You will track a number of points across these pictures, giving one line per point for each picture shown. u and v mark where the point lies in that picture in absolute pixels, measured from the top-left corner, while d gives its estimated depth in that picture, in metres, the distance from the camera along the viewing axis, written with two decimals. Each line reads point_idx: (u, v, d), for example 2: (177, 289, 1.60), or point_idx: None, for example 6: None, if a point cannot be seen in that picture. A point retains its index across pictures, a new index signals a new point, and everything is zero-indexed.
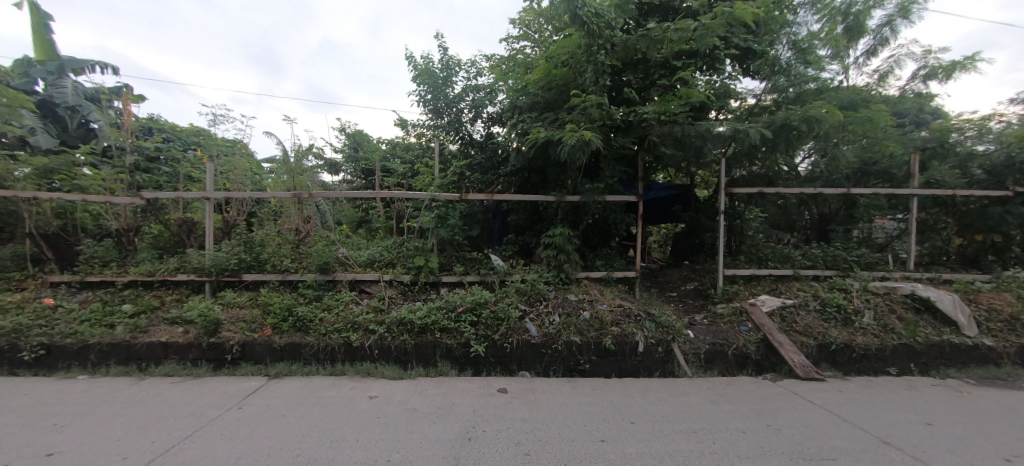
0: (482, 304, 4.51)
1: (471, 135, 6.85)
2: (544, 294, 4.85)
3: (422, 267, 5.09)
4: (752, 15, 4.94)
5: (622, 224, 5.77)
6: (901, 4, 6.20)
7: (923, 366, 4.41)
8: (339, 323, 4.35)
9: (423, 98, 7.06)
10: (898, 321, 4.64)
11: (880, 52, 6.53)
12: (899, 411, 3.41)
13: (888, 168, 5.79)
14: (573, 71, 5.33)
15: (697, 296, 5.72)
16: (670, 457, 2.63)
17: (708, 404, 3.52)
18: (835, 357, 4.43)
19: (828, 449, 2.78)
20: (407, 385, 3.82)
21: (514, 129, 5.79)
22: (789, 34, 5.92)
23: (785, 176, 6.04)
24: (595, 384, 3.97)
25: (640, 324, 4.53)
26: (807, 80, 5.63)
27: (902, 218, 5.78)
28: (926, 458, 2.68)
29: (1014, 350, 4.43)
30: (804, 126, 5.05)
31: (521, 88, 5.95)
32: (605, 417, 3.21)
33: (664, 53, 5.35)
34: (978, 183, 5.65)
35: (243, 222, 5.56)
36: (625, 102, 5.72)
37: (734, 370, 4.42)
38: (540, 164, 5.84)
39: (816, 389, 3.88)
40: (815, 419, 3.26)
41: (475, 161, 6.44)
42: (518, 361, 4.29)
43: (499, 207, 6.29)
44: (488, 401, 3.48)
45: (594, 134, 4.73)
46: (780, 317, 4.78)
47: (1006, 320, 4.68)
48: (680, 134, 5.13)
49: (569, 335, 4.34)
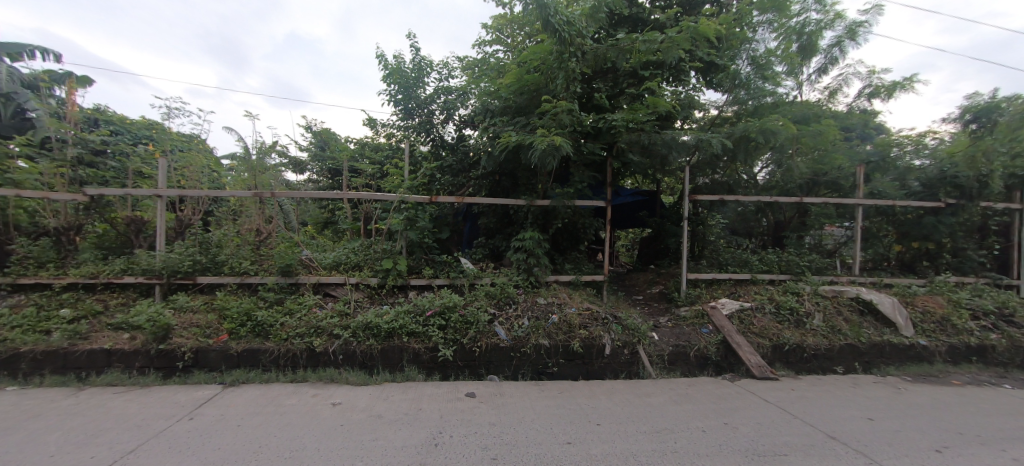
0: (451, 308, 4.46)
1: (442, 137, 6.80)
2: (514, 297, 4.87)
3: (390, 271, 5.01)
4: (715, 30, 5.15)
5: (591, 228, 5.85)
6: (848, 27, 6.65)
7: (867, 365, 4.72)
8: (301, 328, 4.19)
9: (393, 98, 6.94)
10: (844, 322, 4.94)
11: (830, 70, 6.96)
12: (845, 408, 3.62)
13: (837, 179, 6.17)
14: (545, 76, 5.39)
15: (662, 299, 5.90)
16: (634, 457, 2.69)
17: (671, 405, 3.62)
18: (788, 357, 4.66)
19: (780, 445, 2.92)
20: (372, 391, 3.74)
21: (486, 133, 5.80)
22: (749, 49, 6.21)
23: (745, 184, 6.30)
24: (562, 387, 4.02)
25: (607, 327, 4.62)
26: (765, 94, 5.95)
27: (849, 225, 6.16)
28: (867, 451, 2.86)
29: (944, 349, 4.81)
30: (761, 138, 5.33)
31: (493, 91, 5.97)
32: (571, 419, 3.25)
33: (633, 63, 5.50)
34: (914, 195, 6.12)
35: (199, 222, 5.29)
36: (595, 108, 5.81)
37: (696, 371, 4.58)
38: (511, 168, 5.86)
39: (771, 388, 4.07)
40: (769, 417, 3.41)
41: (446, 164, 6.41)
42: (486, 364, 4.28)
43: (470, 209, 6.28)
44: (455, 406, 3.44)
45: (564, 139, 4.80)
46: (738, 320, 4.99)
47: (938, 321, 5.08)
48: (647, 142, 5.29)
49: (538, 338, 4.37)
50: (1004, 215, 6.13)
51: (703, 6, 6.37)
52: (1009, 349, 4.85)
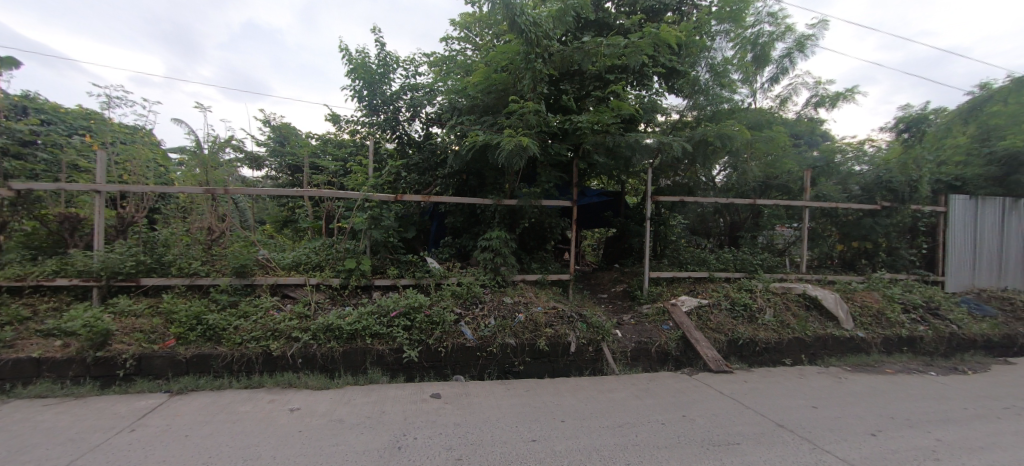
0: (416, 308, 4.39)
1: (409, 134, 6.70)
2: (480, 297, 4.85)
3: (353, 271, 4.87)
4: (676, 37, 5.34)
5: (557, 228, 5.92)
6: (797, 40, 7.06)
7: (812, 357, 5.03)
8: (257, 331, 4.00)
9: (358, 94, 6.74)
10: (792, 317, 5.25)
11: (781, 80, 7.36)
12: (791, 397, 3.85)
13: (787, 182, 6.53)
14: (512, 76, 5.40)
15: (625, 297, 6.05)
16: (596, 452, 2.75)
17: (632, 399, 3.72)
18: (742, 351, 4.90)
19: (733, 434, 3.06)
20: (333, 395, 3.63)
21: (453, 131, 5.76)
22: (708, 57, 6.45)
23: (704, 186, 6.55)
24: (528, 385, 4.05)
25: (572, 325, 4.69)
26: (722, 100, 6.24)
27: (797, 226, 6.54)
28: (811, 437, 3.05)
29: (880, 340, 5.20)
30: (718, 142, 5.58)
31: (460, 89, 5.94)
32: (535, 417, 3.28)
33: (598, 66, 5.61)
34: (855, 198, 6.57)
35: (143, 220, 4.95)
36: (562, 110, 5.89)
37: (656, 366, 4.73)
38: (478, 167, 5.85)
39: (725, 381, 4.27)
40: (723, 408, 3.58)
41: (412, 162, 6.32)
42: (452, 365, 4.24)
43: (437, 209, 6.22)
44: (419, 407, 3.39)
45: (531, 140, 4.84)
46: (696, 316, 5.19)
47: (874, 315, 5.48)
48: (612, 144, 5.41)
49: (504, 337, 4.38)
50: (931, 216, 6.69)
51: (666, 12, 6.57)
52: (934, 340, 5.31)
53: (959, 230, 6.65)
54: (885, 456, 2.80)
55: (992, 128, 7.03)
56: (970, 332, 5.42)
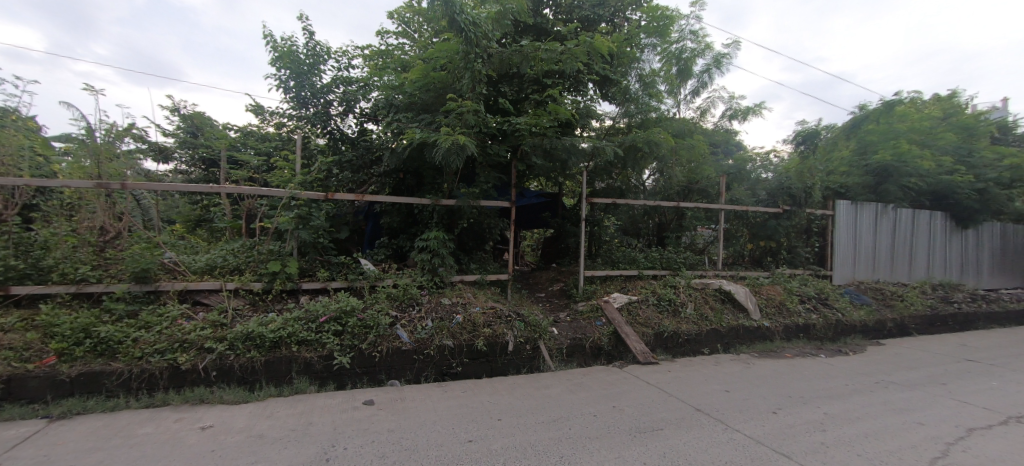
0: (348, 312, 4.18)
1: (342, 130, 6.37)
2: (417, 299, 4.76)
3: (278, 274, 4.54)
4: (608, 47, 5.58)
5: (496, 228, 5.95)
6: (715, 57, 7.71)
7: (727, 346, 5.51)
8: (161, 343, 3.59)
9: (283, 85, 6.27)
10: (710, 310, 5.73)
11: (702, 93, 7.99)
12: (708, 383, 4.20)
13: (705, 187, 7.10)
14: (451, 75, 5.37)
15: (562, 296, 6.24)
16: (532, 447, 2.80)
17: (567, 394, 3.85)
18: (667, 343, 5.24)
19: (657, 421, 3.28)
20: (253, 408, 3.36)
21: (389, 128, 5.59)
22: (638, 68, 6.81)
23: (635, 189, 6.95)
24: (465, 387, 4.03)
25: (510, 324, 4.73)
26: (650, 109, 6.67)
27: (715, 227, 7.11)
28: (723, 418, 3.35)
29: (781, 329, 5.84)
30: (646, 147, 5.96)
31: (397, 85, 5.79)
32: (472, 417, 3.27)
33: (536, 71, 5.73)
34: (762, 202, 7.31)
35: (15, 218, 4.25)
36: (500, 112, 5.97)
37: (590, 361, 4.91)
38: (415, 165, 5.74)
39: (652, 372, 4.55)
40: (650, 397, 3.81)
41: (345, 159, 6.03)
42: (386, 370, 4.09)
43: (372, 209, 6.00)
44: (350, 416, 3.25)
45: (469, 139, 4.82)
46: (627, 312, 5.47)
47: (777, 306, 6.14)
48: (549, 147, 5.54)
49: (441, 339, 4.31)
50: (822, 219, 7.63)
51: (600, 23, 6.81)
52: (824, 326, 6.06)
53: (843, 230, 7.64)
54: (784, 431, 3.15)
55: (868, 143, 8.19)
56: (851, 319, 6.27)
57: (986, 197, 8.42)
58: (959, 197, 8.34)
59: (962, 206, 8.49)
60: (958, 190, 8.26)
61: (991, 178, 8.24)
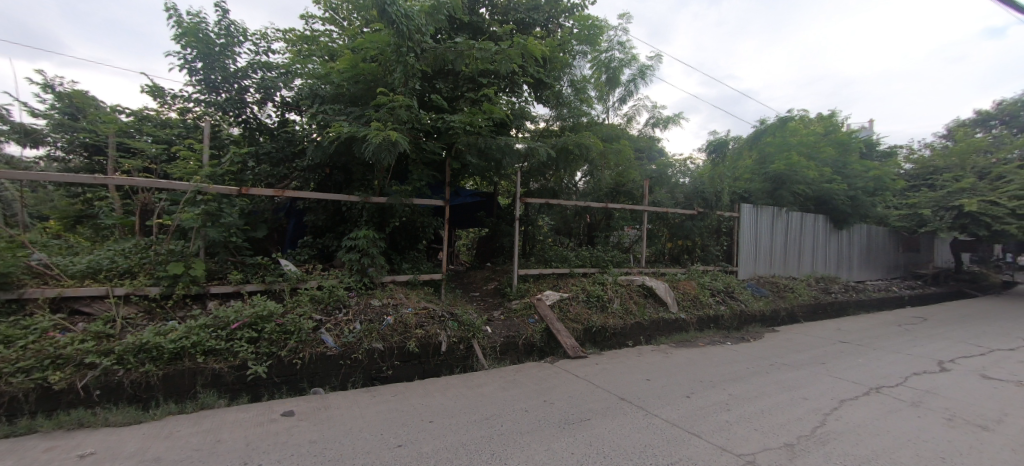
0: (265, 317, 3.86)
1: (260, 119, 5.89)
2: (344, 301, 4.53)
3: (180, 277, 4.07)
4: (542, 51, 5.69)
5: (430, 227, 5.83)
6: (640, 68, 8.21)
7: (649, 338, 5.90)
8: (26, 360, 3.05)
9: (188, 65, 5.62)
10: (634, 304, 6.09)
11: (628, 101, 8.47)
12: (631, 373, 4.46)
13: (631, 189, 7.53)
14: (382, 67, 5.18)
15: (496, 294, 6.27)
16: (463, 447, 2.79)
17: (500, 391, 3.88)
18: (596, 337, 5.49)
19: (585, 411, 3.42)
20: (148, 429, 2.99)
21: (314, 120, 5.25)
22: (569, 74, 7.03)
23: (567, 190, 7.21)
24: (395, 390, 3.90)
25: (443, 324, 4.66)
26: (580, 114, 6.93)
27: (639, 227, 7.55)
28: (644, 405, 3.58)
29: (696, 320, 6.37)
30: (577, 150, 6.18)
31: (323, 75, 5.46)
32: (402, 422, 3.18)
33: (470, 69, 5.71)
34: (680, 205, 7.91)
35: None
36: (434, 108, 5.87)
37: (523, 358, 4.99)
38: (343, 160, 5.46)
39: (581, 366, 4.74)
40: (578, 389, 3.97)
41: (264, 151, 5.57)
42: (309, 377, 3.83)
43: (294, 205, 5.61)
44: (266, 430, 3.00)
45: (401, 135, 4.67)
46: (558, 308, 5.63)
47: (692, 299, 6.70)
48: (483, 146, 5.54)
49: (371, 342, 4.13)
50: (730, 220, 8.44)
51: (534, 27, 6.94)
52: (731, 317, 6.72)
53: (747, 230, 8.51)
54: (695, 412, 3.44)
55: (767, 153, 9.21)
56: (753, 309, 7.01)
57: (857, 202, 9.86)
58: (837, 202, 9.68)
59: (839, 210, 9.86)
60: (836, 196, 9.58)
61: (860, 186, 9.69)
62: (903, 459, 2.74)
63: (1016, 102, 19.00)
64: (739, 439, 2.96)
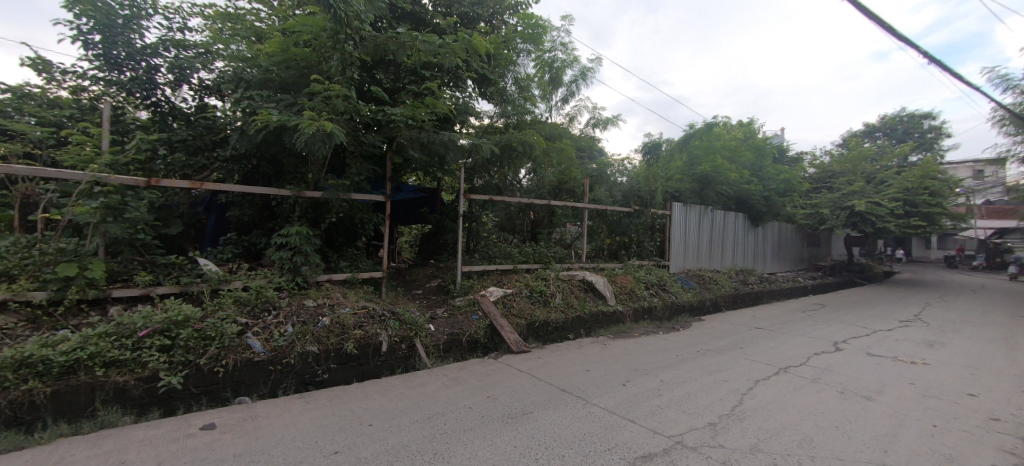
0: (180, 323, 3.49)
1: (173, 103, 5.31)
2: (274, 303, 4.23)
3: (74, 280, 3.58)
4: (486, 47, 5.66)
5: (370, 224, 5.61)
6: (581, 70, 8.43)
7: (589, 331, 6.11)
8: None
9: (84, 37, 4.92)
10: (575, 299, 6.28)
11: (570, 101, 8.67)
12: (571, 365, 4.59)
13: (573, 187, 7.79)
14: (316, 54, 4.87)
15: (439, 292, 6.17)
16: (405, 449, 2.71)
17: (443, 389, 3.83)
18: (538, 331, 5.58)
19: (527, 405, 3.47)
20: (34, 455, 2.59)
21: (238, 106, 4.82)
22: (513, 72, 7.05)
23: (511, 187, 7.24)
24: (332, 395, 3.71)
25: (384, 324, 4.50)
26: (524, 112, 6.98)
27: (580, 224, 7.79)
28: (584, 395, 3.69)
29: (632, 312, 6.70)
30: (520, 147, 6.23)
31: (248, 57, 5.04)
32: (339, 427, 3.03)
33: (412, 61, 5.53)
34: (618, 202, 8.25)
35: None
36: (374, 100, 5.62)
37: (467, 355, 4.96)
38: (272, 151, 5.09)
39: (524, 360, 4.80)
40: (521, 383, 4.02)
41: (178, 138, 5.01)
42: (233, 386, 3.52)
43: (215, 199, 5.13)
44: (183, 446, 2.73)
45: (337, 127, 4.42)
46: (502, 304, 5.65)
47: (628, 293, 7.04)
48: (426, 141, 5.39)
49: (304, 345, 3.89)
50: (663, 217, 8.95)
51: (479, 22, 6.88)
52: (663, 308, 7.15)
53: (678, 227, 9.08)
54: (631, 399, 3.62)
55: (695, 156, 9.87)
56: (682, 300, 7.51)
57: (771, 202, 10.88)
58: (754, 202, 10.61)
59: (756, 209, 10.82)
60: (754, 196, 10.50)
61: (773, 188, 10.70)
62: (806, 429, 3.07)
63: (895, 117, 21.96)
64: (669, 422, 3.15)
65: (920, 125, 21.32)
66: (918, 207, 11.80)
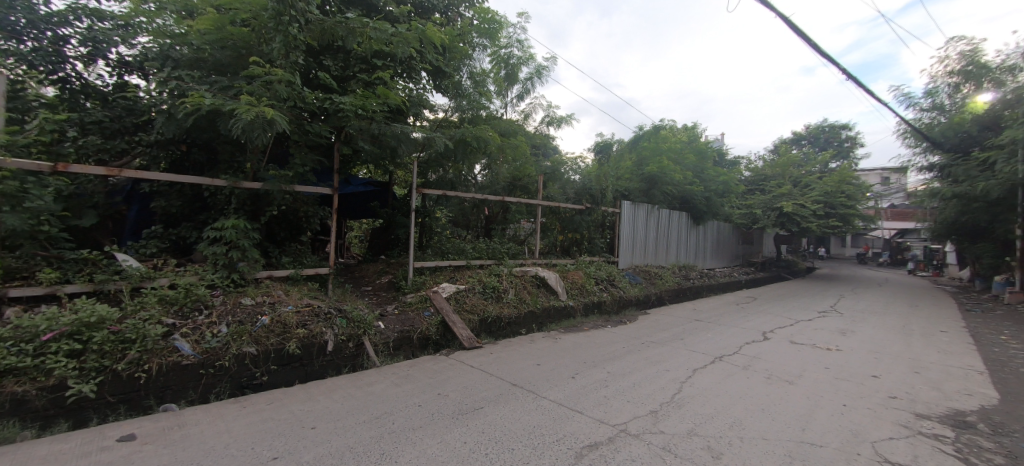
0: (93, 325, 3.14)
1: (85, 80, 4.74)
2: (206, 302, 3.92)
3: None
4: (441, 38, 5.54)
5: (315, 218, 5.35)
6: (537, 68, 8.50)
7: (540, 325, 6.19)
8: None
9: None
10: (527, 294, 6.35)
11: (525, 98, 8.71)
12: (522, 360, 4.64)
13: (527, 184, 7.84)
14: (256, 34, 4.58)
15: (390, 288, 6.01)
16: (349, 451, 2.61)
17: (392, 388, 3.73)
18: (491, 327, 5.58)
19: (478, 400, 3.46)
20: None
21: (164, 87, 4.40)
22: (468, 66, 6.97)
23: (465, 182, 7.17)
24: (271, 398, 3.50)
25: (330, 322, 4.31)
26: (479, 107, 6.90)
27: (534, 220, 7.88)
28: (534, 389, 3.74)
29: (582, 306, 6.88)
30: (475, 142, 6.18)
31: (177, 34, 4.64)
32: (279, 432, 2.87)
33: (363, 48, 5.32)
34: (570, 200, 8.43)
35: None
36: (321, 87, 5.35)
37: (417, 352, 4.86)
38: (204, 137, 4.71)
39: (476, 356, 4.78)
40: (472, 379, 4.00)
41: (92, 119, 4.47)
42: (157, 393, 3.22)
43: (138, 188, 4.67)
44: (96, 461, 2.46)
45: (279, 114, 4.16)
46: (454, 300, 5.60)
47: (579, 288, 7.22)
48: (376, 132, 5.19)
49: (241, 346, 3.63)
50: (613, 215, 9.26)
51: (433, 13, 6.74)
52: (612, 302, 7.40)
53: (627, 224, 9.42)
54: (579, 391, 3.72)
55: (643, 156, 10.28)
56: (630, 295, 7.81)
57: (711, 202, 11.57)
58: (696, 202, 11.23)
59: (698, 208, 11.45)
60: (696, 197, 11.12)
61: (713, 189, 11.38)
62: (737, 413, 3.29)
63: (819, 127, 24.05)
64: (614, 411, 3.26)
65: (839, 135, 23.53)
66: (835, 209, 13.04)
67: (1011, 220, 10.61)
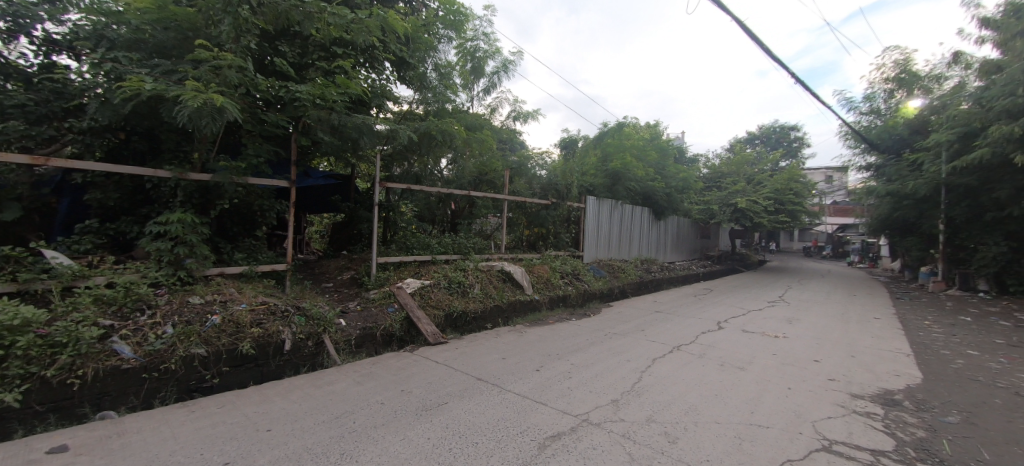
0: (17, 328, 2.88)
1: (6, 59, 4.23)
2: (150, 301, 3.68)
3: None
4: (404, 28, 5.40)
5: (271, 212, 5.11)
6: (503, 62, 8.46)
7: (506, 319, 6.22)
8: None
9: None
10: (493, 288, 6.36)
11: (491, 92, 8.66)
12: (488, 354, 4.65)
13: (493, 178, 7.81)
14: (202, 16, 4.34)
15: (352, 284, 5.85)
16: (307, 452, 2.53)
17: (354, 386, 3.64)
18: (457, 322, 5.55)
19: (443, 395, 3.44)
20: None
21: (98, 69, 4.03)
22: (433, 57, 6.85)
23: (430, 176, 7.05)
24: (224, 401, 3.33)
25: (287, 320, 4.14)
26: (444, 100, 6.79)
27: (500, 215, 7.88)
28: (499, 382, 3.76)
29: (548, 300, 6.97)
30: (440, 135, 6.08)
31: (113, 12, 4.28)
32: (232, 435, 2.74)
33: (321, 35, 5.11)
34: (537, 194, 8.48)
35: None
36: (276, 74, 5.09)
37: (381, 349, 4.76)
38: (145, 125, 4.39)
39: (442, 351, 4.75)
40: (437, 374, 3.98)
41: (13, 103, 4.03)
42: (93, 400, 2.99)
43: (69, 179, 4.29)
44: None
45: (229, 101, 3.93)
46: (419, 296, 5.52)
47: (544, 282, 7.30)
48: (337, 123, 5.00)
49: (189, 347, 3.43)
50: (578, 210, 9.41)
51: (396, 2, 6.62)
52: (576, 296, 7.53)
53: (591, 219, 9.60)
54: (543, 382, 3.77)
55: (608, 152, 10.47)
56: (594, 288, 7.99)
57: (671, 198, 11.98)
58: (658, 197, 11.59)
59: (659, 204, 11.82)
60: (657, 192, 11.49)
61: (672, 185, 11.80)
62: (693, 399, 3.45)
63: (770, 127, 25.35)
64: (577, 402, 3.33)
65: (789, 136, 24.92)
66: (784, 205, 13.82)
67: (935, 216, 11.60)
